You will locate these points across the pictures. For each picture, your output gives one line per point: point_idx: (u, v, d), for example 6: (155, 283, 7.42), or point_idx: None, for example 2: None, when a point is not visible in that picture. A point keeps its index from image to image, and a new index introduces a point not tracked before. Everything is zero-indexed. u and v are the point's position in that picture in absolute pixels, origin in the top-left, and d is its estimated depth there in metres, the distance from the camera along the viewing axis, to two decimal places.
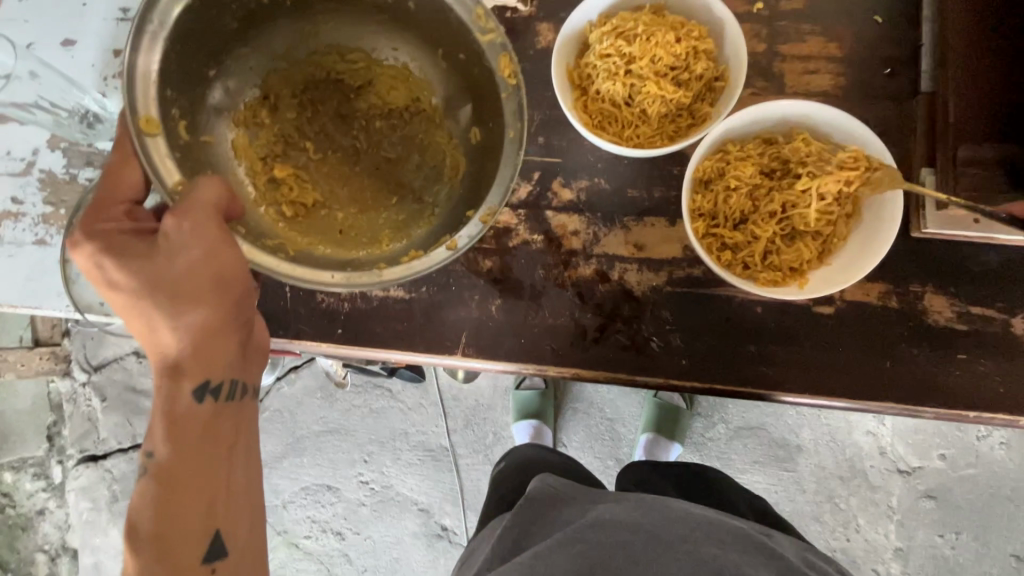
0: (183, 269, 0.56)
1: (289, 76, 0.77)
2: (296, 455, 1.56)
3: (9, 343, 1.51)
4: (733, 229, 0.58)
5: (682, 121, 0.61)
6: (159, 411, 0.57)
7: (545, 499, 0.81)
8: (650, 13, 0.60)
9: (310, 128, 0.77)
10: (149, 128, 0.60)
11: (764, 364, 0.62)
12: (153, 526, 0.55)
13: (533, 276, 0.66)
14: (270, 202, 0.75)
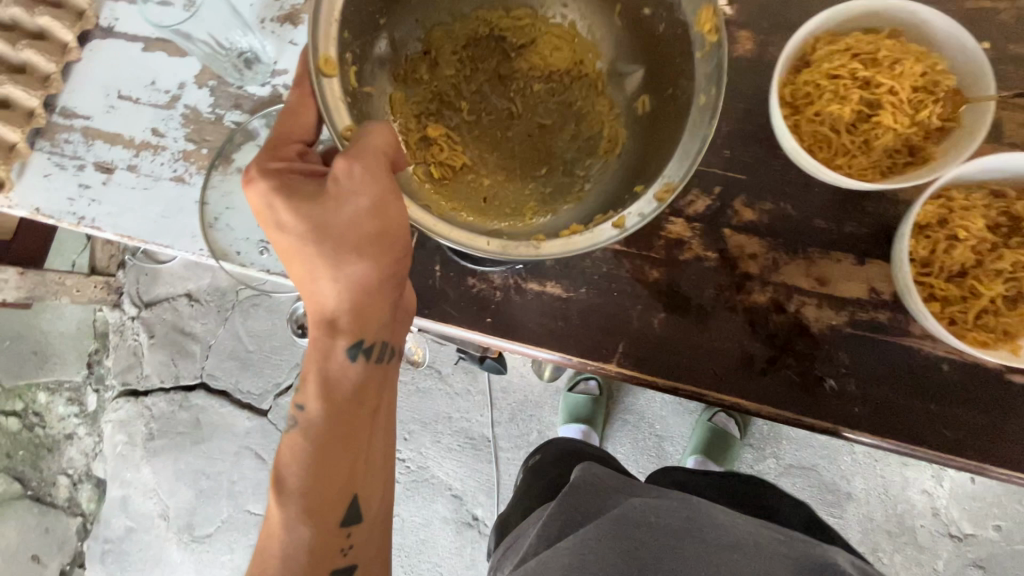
0: (355, 222, 0.52)
1: (452, 29, 0.69)
2: None
3: (59, 267, 1.44)
4: (948, 281, 0.54)
5: (900, 156, 0.57)
6: (313, 365, 0.55)
7: (590, 487, 0.78)
8: (889, 38, 0.57)
9: (465, 84, 0.69)
10: (329, 69, 0.50)
11: (942, 426, 0.58)
12: (300, 482, 0.54)
13: (702, 294, 0.63)
14: (418, 161, 0.64)
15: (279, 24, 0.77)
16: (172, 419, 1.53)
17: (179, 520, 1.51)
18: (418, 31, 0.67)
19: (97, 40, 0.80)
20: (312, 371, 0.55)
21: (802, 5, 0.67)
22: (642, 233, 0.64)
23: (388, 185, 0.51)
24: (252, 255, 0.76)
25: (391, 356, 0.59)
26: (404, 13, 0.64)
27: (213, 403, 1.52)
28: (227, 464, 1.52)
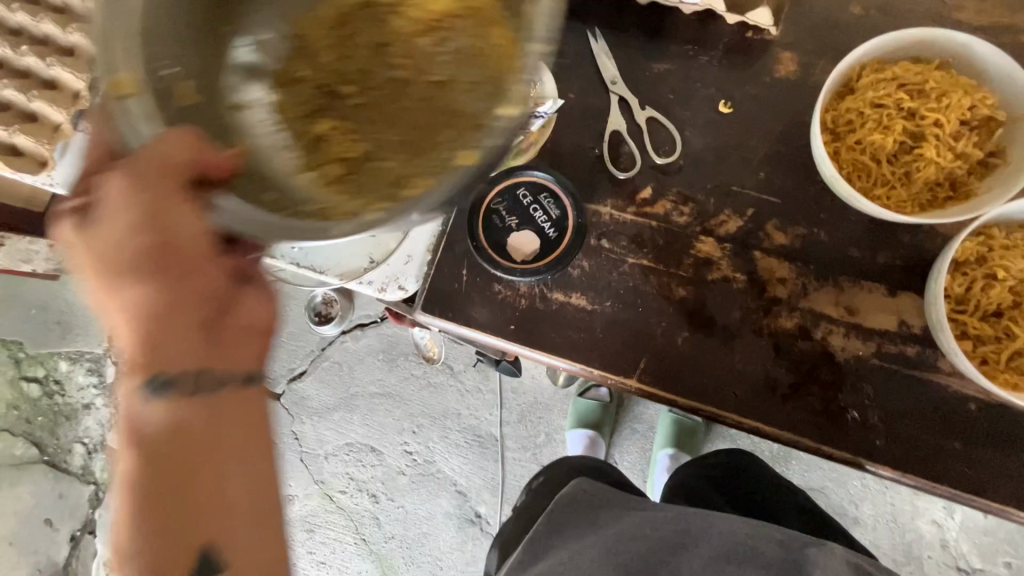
0: (134, 239, 0.41)
1: (318, 10, 0.53)
2: (348, 411, 1.54)
3: None
4: (982, 320, 0.53)
5: (942, 190, 0.56)
6: (117, 414, 0.43)
7: (580, 503, 0.78)
8: (938, 70, 0.56)
9: (343, 56, 0.51)
10: (116, 88, 0.40)
11: (964, 466, 0.58)
12: (116, 559, 0.40)
13: (729, 315, 0.63)
14: (315, 168, 0.48)
15: None
16: None
17: None
18: (282, 25, 0.53)
19: None
20: (118, 420, 0.43)
21: (850, 29, 0.66)
22: (670, 250, 0.65)
23: (164, 186, 0.40)
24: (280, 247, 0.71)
25: (236, 383, 0.46)
26: (251, 11, 0.52)
27: None
28: None
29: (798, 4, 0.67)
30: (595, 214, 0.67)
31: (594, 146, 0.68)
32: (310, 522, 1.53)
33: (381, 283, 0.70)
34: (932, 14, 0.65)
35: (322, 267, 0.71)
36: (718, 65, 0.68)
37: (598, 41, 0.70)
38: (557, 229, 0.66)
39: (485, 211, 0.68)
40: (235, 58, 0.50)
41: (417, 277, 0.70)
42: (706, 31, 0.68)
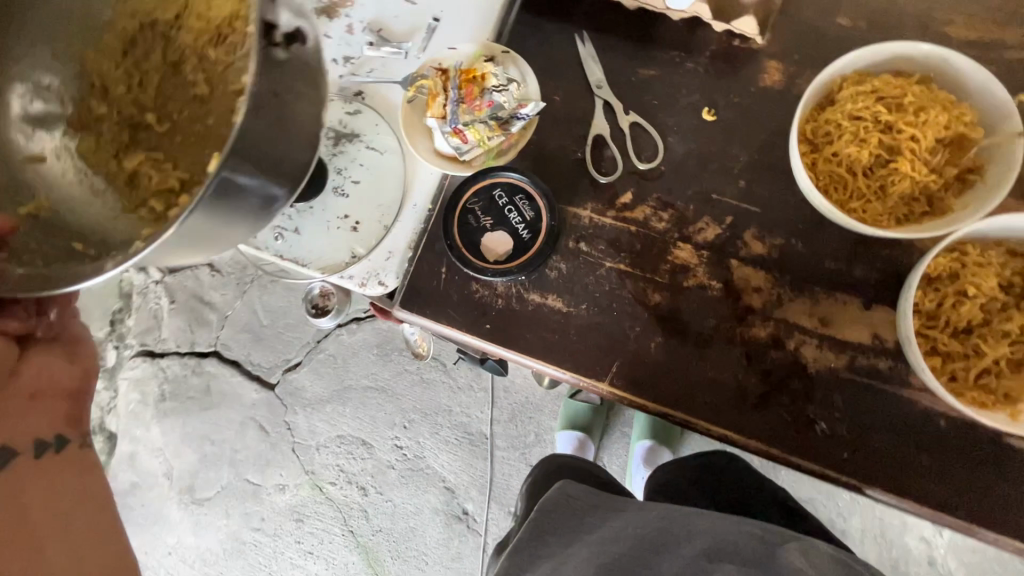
0: None
1: (103, 45, 0.54)
2: (340, 403, 1.55)
3: None
4: (952, 337, 0.53)
5: (918, 206, 0.56)
6: None
7: (564, 509, 0.74)
8: (918, 84, 0.56)
9: (140, 90, 0.53)
10: None
11: (932, 481, 0.57)
12: None
13: (702, 323, 0.63)
14: (138, 202, 0.51)
15: (314, 15, 0.79)
16: (184, 383, 1.58)
17: (181, 480, 1.57)
18: (62, 67, 0.54)
19: None
20: None
21: (838, 40, 0.66)
22: (647, 255, 0.65)
23: None
24: (265, 237, 0.72)
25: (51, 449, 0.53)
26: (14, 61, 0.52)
27: (223, 371, 1.57)
28: (231, 432, 1.57)
29: (786, 13, 0.67)
30: (574, 217, 0.67)
31: (577, 149, 0.68)
32: (299, 512, 1.54)
33: (361, 278, 0.71)
34: (920, 27, 0.65)
35: (305, 259, 0.72)
36: (703, 72, 0.68)
37: (585, 46, 0.70)
38: (530, 231, 0.66)
39: (459, 211, 0.67)
40: (18, 111, 0.53)
41: (397, 273, 0.71)
42: (693, 39, 0.69)
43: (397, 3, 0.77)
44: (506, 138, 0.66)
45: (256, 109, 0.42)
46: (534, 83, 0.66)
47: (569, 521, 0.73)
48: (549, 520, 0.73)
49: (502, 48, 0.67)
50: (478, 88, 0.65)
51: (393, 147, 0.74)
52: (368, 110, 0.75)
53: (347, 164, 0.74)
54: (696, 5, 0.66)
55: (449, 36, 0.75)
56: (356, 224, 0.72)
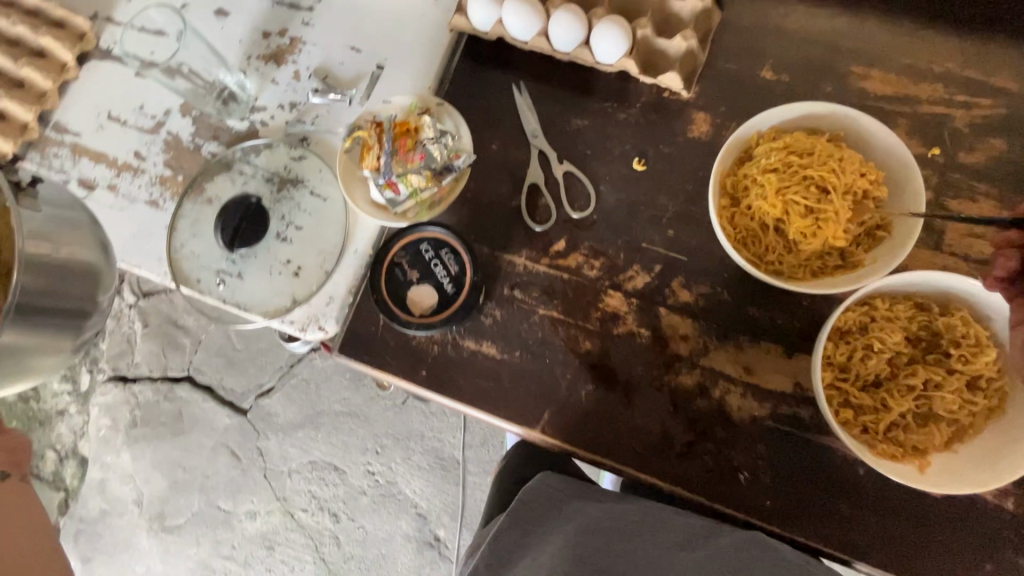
0: None
1: None
2: (312, 428, 1.55)
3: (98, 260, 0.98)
4: (861, 389, 0.55)
5: (830, 259, 0.58)
6: None
7: (545, 502, 0.66)
8: (827, 143, 0.58)
9: None
10: None
11: (852, 530, 0.58)
12: None
13: (631, 370, 0.64)
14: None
15: (263, 61, 0.81)
16: (156, 408, 1.57)
17: (151, 508, 1.55)
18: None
19: (97, 61, 0.84)
20: None
21: (762, 93, 0.68)
22: (579, 301, 0.67)
23: None
24: (209, 283, 0.74)
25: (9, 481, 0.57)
26: None
27: (195, 398, 1.57)
28: (203, 458, 1.56)
29: (713, 65, 0.69)
30: (508, 265, 0.68)
31: (512, 196, 0.70)
32: (269, 539, 1.53)
33: (301, 323, 0.72)
34: (838, 81, 0.67)
35: (246, 305, 0.73)
36: (633, 122, 0.70)
37: (522, 95, 0.72)
38: (455, 284, 0.67)
39: (387, 264, 0.68)
40: None
41: (336, 318, 0.71)
42: (624, 89, 0.71)
43: (342, 51, 0.79)
44: (437, 190, 0.67)
45: (33, 276, 0.56)
46: (467, 134, 0.67)
47: (550, 517, 0.64)
48: (532, 517, 0.65)
49: (437, 100, 0.68)
50: (412, 140, 0.66)
51: (335, 193, 0.75)
52: (311, 156, 0.76)
53: (290, 210, 0.75)
54: (623, 60, 0.67)
55: (391, 84, 0.77)
56: (298, 270, 0.73)
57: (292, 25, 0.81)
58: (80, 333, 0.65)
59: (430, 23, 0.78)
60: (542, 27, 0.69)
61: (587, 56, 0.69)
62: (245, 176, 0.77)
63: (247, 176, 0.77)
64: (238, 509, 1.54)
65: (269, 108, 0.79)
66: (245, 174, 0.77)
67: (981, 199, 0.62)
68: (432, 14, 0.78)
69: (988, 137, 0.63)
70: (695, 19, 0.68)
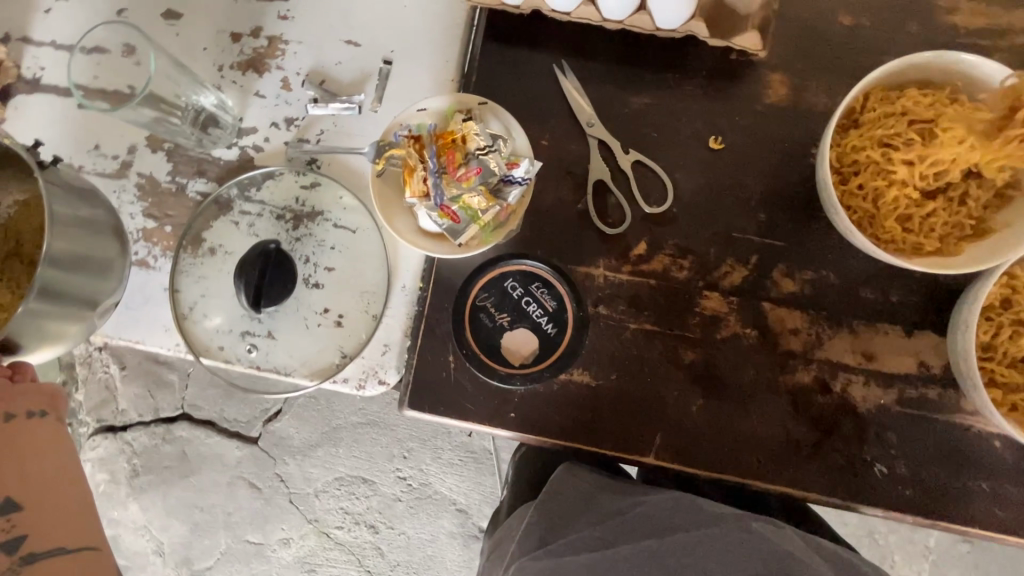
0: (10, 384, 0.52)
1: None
2: (331, 445, 1.28)
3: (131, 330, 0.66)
4: (1009, 367, 0.51)
5: (962, 230, 0.52)
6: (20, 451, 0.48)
7: (574, 496, 0.61)
8: (945, 97, 0.51)
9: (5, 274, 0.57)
10: None
11: (995, 505, 0.56)
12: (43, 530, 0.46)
13: (742, 376, 0.59)
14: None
15: (239, 71, 0.67)
16: (155, 454, 1.27)
17: (175, 555, 1.27)
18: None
19: (24, 93, 0.67)
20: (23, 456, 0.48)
21: (840, 42, 0.60)
22: (674, 309, 0.60)
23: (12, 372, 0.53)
24: (237, 349, 0.64)
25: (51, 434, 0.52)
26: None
27: (198, 435, 1.27)
28: (221, 496, 1.27)
29: (781, 15, 0.60)
30: (587, 279, 0.60)
31: (578, 199, 0.61)
32: (310, 563, 1.28)
33: (358, 379, 0.63)
34: (923, 18, 0.59)
35: (288, 368, 0.63)
36: (700, 94, 0.61)
37: (569, 77, 0.61)
38: (556, 323, 0.60)
39: (471, 311, 0.60)
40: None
41: (398, 367, 0.63)
42: (684, 55, 0.61)
43: (337, 48, 0.66)
44: (501, 208, 0.57)
45: (58, 244, 0.53)
46: (523, 137, 0.57)
47: (580, 510, 0.59)
48: (560, 509, 0.60)
49: (479, 99, 0.58)
50: (461, 152, 0.56)
51: (365, 222, 0.64)
52: (326, 182, 0.64)
53: (314, 249, 0.64)
54: (687, 23, 0.57)
55: (407, 84, 0.65)
56: (340, 319, 0.63)
57: (265, 21, 0.67)
58: (98, 309, 0.61)
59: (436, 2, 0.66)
60: None
61: (646, 21, 0.58)
62: (250, 216, 0.65)
63: (253, 215, 0.65)
64: (251, 538, 1.28)
65: (260, 129, 0.66)
66: (250, 214, 0.65)
67: None
68: None
69: None
70: None
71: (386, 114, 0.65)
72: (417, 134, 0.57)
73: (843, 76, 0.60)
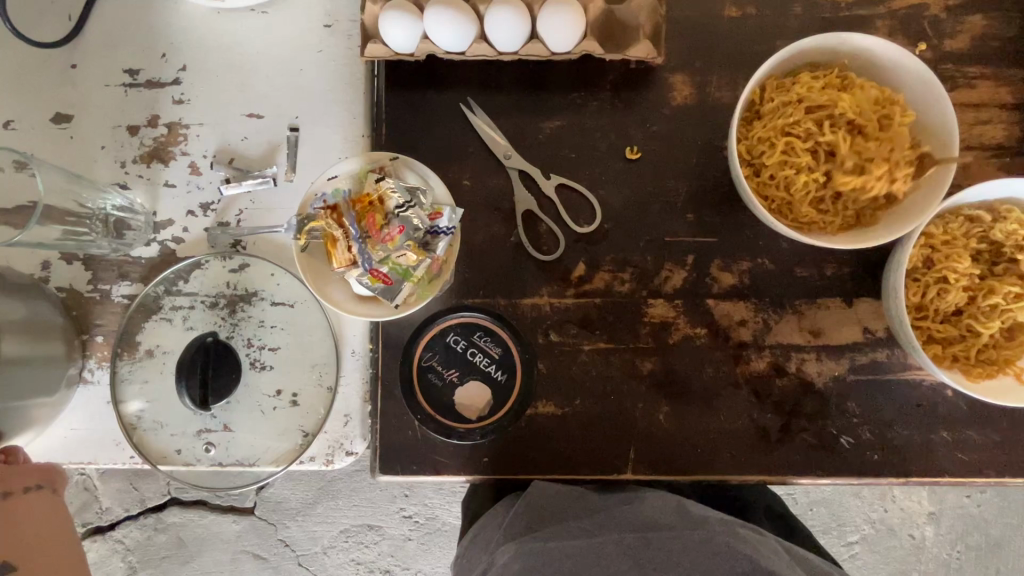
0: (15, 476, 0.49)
1: None
2: (329, 498, 1.19)
3: (86, 444, 0.62)
4: (943, 321, 0.53)
5: (874, 201, 0.53)
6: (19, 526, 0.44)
7: (560, 497, 0.57)
8: (834, 78, 0.53)
9: None
10: None
11: (960, 450, 0.58)
12: None
13: (701, 375, 0.59)
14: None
15: (143, 165, 0.64)
16: (150, 546, 1.18)
17: None
18: None
19: None
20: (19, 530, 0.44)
21: (732, 34, 0.61)
22: (623, 324, 0.60)
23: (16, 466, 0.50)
24: (194, 450, 0.62)
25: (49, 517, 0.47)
26: None
27: (191, 518, 1.18)
28: None
29: (672, 18, 0.61)
30: (535, 309, 0.60)
31: (510, 232, 0.61)
32: None
33: (325, 455, 0.61)
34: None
35: (252, 457, 0.62)
36: (609, 107, 0.61)
37: (477, 113, 0.61)
38: (503, 368, 0.60)
39: (419, 371, 0.60)
40: None
41: (363, 435, 0.62)
42: (587, 72, 0.62)
43: (239, 123, 0.64)
44: (433, 260, 0.56)
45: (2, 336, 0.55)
46: (440, 185, 0.56)
47: (568, 516, 0.55)
48: (544, 512, 0.56)
49: (389, 155, 0.57)
50: (380, 213, 0.56)
51: (302, 295, 0.62)
52: (254, 262, 0.62)
53: (254, 331, 0.62)
54: (581, 44, 0.58)
55: (318, 149, 0.64)
56: (295, 397, 0.62)
57: (161, 108, 0.65)
58: (65, 381, 0.61)
59: (331, 59, 0.65)
60: (478, 30, 0.58)
61: (540, 48, 0.58)
62: (183, 310, 0.63)
63: (186, 308, 0.63)
64: None
65: (177, 219, 0.64)
66: (181, 309, 0.63)
67: (976, 84, 0.60)
68: (331, 49, 0.65)
69: (966, 16, 0.60)
70: None
71: (303, 182, 0.63)
72: (334, 202, 0.56)
73: (742, 66, 0.61)
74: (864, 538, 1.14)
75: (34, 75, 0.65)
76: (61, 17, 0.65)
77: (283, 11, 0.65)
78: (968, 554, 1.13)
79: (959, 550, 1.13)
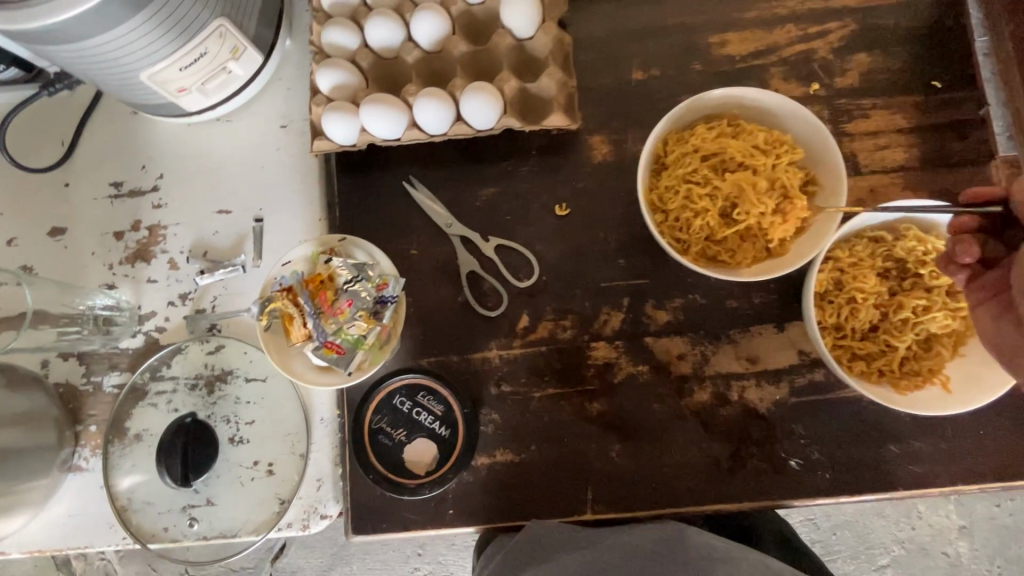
0: None
1: None
2: (343, 564, 1.19)
3: (82, 527, 0.67)
4: (863, 339, 0.55)
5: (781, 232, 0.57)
6: None
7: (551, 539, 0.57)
8: (724, 127, 0.58)
9: None
10: None
11: (910, 462, 0.59)
12: None
13: (649, 411, 0.62)
14: None
15: (128, 265, 0.72)
16: None
17: None
18: None
19: None
20: None
21: (641, 94, 0.67)
22: (569, 369, 0.64)
23: None
24: (180, 526, 0.66)
25: None
26: None
27: None
28: None
29: (586, 86, 0.68)
30: (485, 362, 0.64)
31: (456, 293, 0.66)
32: None
33: (301, 520, 0.65)
34: (704, 57, 0.67)
35: (233, 528, 0.65)
36: (538, 171, 0.67)
37: (418, 189, 0.67)
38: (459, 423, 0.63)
39: (374, 434, 0.63)
40: None
41: (336, 497, 0.65)
42: (514, 142, 0.68)
43: (210, 219, 0.72)
44: (382, 327, 0.61)
45: None
46: (384, 259, 0.62)
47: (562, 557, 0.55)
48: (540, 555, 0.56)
49: (338, 237, 0.63)
50: (331, 290, 0.62)
51: (272, 369, 0.67)
52: (228, 343, 0.68)
53: (231, 408, 0.67)
54: (501, 120, 0.64)
55: (280, 235, 0.71)
56: (270, 467, 0.66)
57: (142, 214, 0.73)
58: (58, 464, 0.66)
59: (288, 155, 0.72)
60: (409, 118, 0.65)
61: (465, 128, 0.65)
62: (166, 394, 0.68)
63: (169, 392, 0.68)
64: None
65: (159, 310, 0.70)
66: (165, 393, 0.68)
67: (873, 114, 0.64)
68: (288, 145, 0.73)
69: (851, 55, 0.66)
70: (550, 51, 0.66)
71: (269, 266, 0.70)
72: (290, 284, 0.62)
73: (653, 122, 0.67)
74: (894, 561, 1.10)
75: (32, 196, 0.74)
76: (55, 143, 0.75)
77: (244, 118, 0.74)
78: (1010, 569, 1.08)
79: (999, 564, 1.08)
